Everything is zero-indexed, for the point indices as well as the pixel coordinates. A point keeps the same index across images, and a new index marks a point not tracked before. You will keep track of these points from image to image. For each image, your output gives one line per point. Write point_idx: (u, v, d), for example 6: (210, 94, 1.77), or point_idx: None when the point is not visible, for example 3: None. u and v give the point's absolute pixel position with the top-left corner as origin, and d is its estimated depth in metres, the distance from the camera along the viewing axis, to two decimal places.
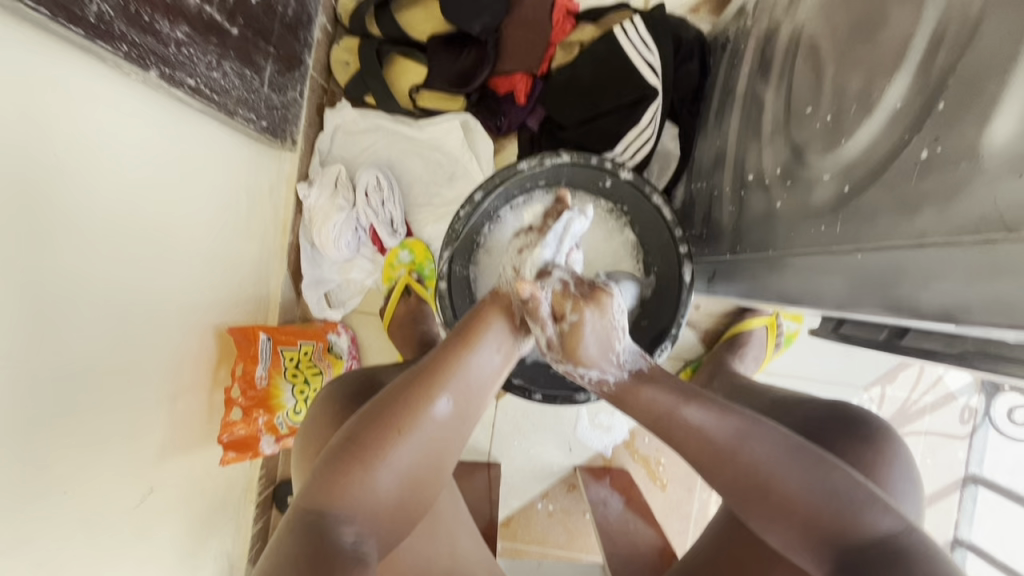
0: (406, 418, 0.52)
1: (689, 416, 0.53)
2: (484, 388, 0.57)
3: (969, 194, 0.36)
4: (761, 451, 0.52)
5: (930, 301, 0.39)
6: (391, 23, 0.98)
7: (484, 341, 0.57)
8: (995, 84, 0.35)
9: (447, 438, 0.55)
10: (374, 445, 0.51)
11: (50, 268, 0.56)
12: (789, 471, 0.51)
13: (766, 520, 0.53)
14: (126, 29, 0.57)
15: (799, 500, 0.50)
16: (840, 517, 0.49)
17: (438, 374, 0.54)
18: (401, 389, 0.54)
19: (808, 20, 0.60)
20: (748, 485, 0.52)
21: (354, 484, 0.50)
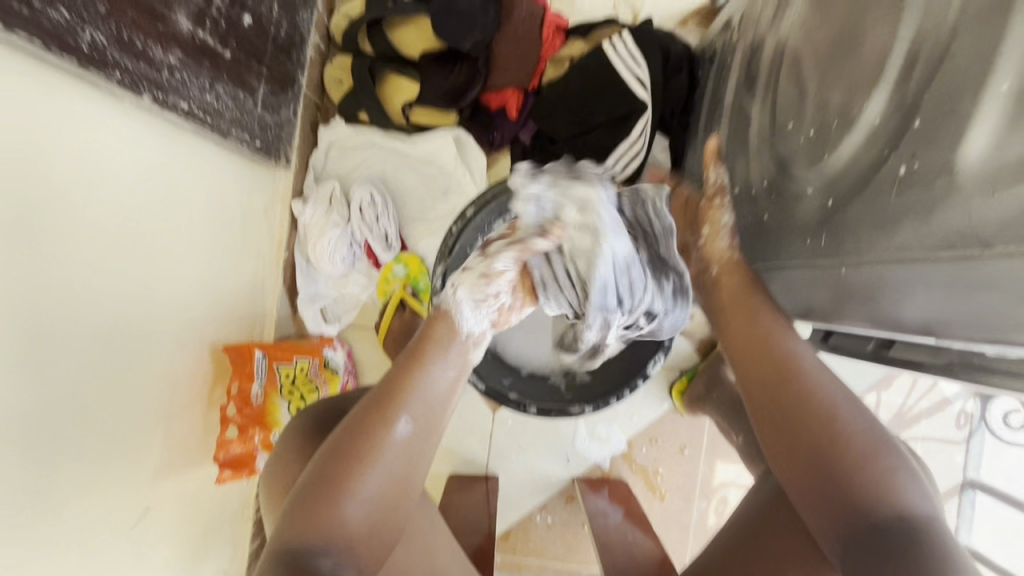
0: (367, 441, 0.55)
1: (790, 344, 0.62)
2: (440, 403, 0.61)
3: (944, 210, 0.37)
4: (837, 395, 0.57)
5: (912, 314, 0.40)
6: (383, 40, 0.99)
7: (430, 363, 0.62)
8: (968, 102, 0.36)
9: (413, 456, 0.58)
10: (340, 472, 0.53)
11: (44, 292, 0.56)
12: (850, 417, 0.55)
13: (810, 450, 0.55)
14: (119, 56, 0.58)
15: (855, 442, 0.53)
16: (883, 477, 0.51)
17: (393, 399, 0.58)
18: (358, 415, 0.57)
19: (790, 36, 0.61)
20: (797, 414, 0.57)
21: (326, 513, 0.51)
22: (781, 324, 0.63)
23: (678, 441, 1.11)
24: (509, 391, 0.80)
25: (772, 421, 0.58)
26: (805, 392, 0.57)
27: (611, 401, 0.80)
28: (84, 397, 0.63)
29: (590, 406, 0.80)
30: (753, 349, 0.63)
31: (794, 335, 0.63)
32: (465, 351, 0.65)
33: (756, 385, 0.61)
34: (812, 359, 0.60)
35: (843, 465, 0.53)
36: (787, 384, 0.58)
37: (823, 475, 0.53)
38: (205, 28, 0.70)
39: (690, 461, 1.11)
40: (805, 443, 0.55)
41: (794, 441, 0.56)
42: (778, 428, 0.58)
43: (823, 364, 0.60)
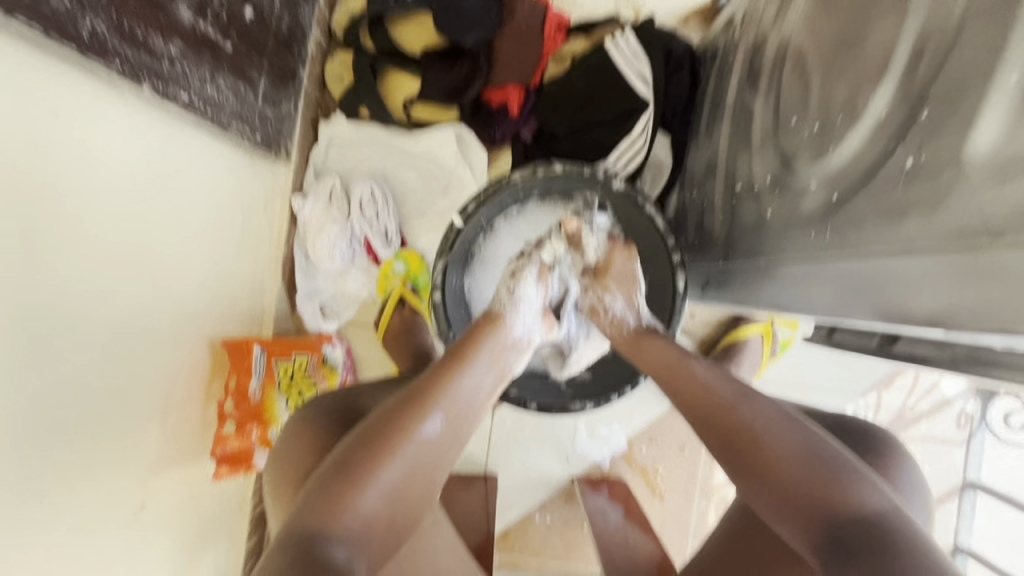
0: (399, 432, 0.54)
1: (698, 372, 0.63)
2: (475, 410, 0.60)
3: (952, 202, 0.36)
4: (757, 413, 0.58)
5: (919, 306, 0.39)
6: (385, 37, 0.99)
7: (473, 364, 0.61)
8: (976, 93, 0.35)
9: (437, 457, 0.57)
10: (365, 463, 0.52)
11: (40, 282, 0.55)
12: (777, 430, 0.56)
13: (754, 472, 0.55)
14: (119, 45, 0.58)
15: (787, 460, 0.54)
16: (828, 481, 0.51)
17: (431, 395, 0.57)
18: (396, 407, 0.56)
19: (794, 32, 0.61)
20: (732, 442, 0.57)
21: (349, 501, 0.51)
22: (681, 351, 0.65)
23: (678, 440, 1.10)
24: (510, 387, 0.79)
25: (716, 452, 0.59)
26: (731, 415, 0.58)
27: (612, 398, 0.79)
28: (81, 390, 0.62)
29: (591, 402, 0.79)
30: (682, 390, 0.63)
31: (697, 360, 0.64)
32: (506, 358, 0.63)
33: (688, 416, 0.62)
34: (724, 379, 0.62)
35: (787, 479, 0.53)
36: (714, 414, 0.59)
37: (778, 493, 0.54)
38: (207, 20, 0.70)
39: (691, 461, 1.10)
40: (749, 467, 0.56)
41: (739, 467, 0.57)
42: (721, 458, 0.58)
43: (734, 381, 0.61)
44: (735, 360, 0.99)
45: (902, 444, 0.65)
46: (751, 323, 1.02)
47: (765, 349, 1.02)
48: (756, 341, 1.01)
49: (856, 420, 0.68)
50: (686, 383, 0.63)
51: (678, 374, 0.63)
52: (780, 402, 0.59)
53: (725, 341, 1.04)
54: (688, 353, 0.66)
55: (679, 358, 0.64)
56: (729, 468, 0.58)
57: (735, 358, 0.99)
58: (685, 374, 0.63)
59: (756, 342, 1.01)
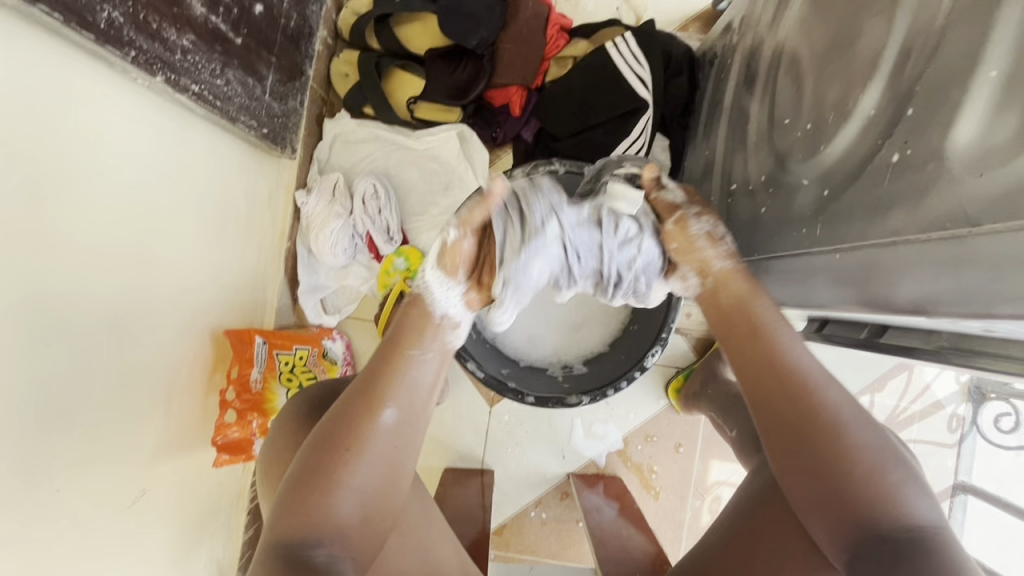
0: (354, 430, 0.54)
1: (785, 341, 0.56)
2: (426, 389, 0.60)
3: (935, 194, 0.38)
4: (836, 396, 0.52)
5: (903, 296, 0.41)
6: (390, 36, 1.02)
7: (412, 349, 0.60)
8: (958, 90, 0.37)
9: (400, 445, 0.56)
10: (326, 465, 0.52)
11: (48, 265, 0.56)
12: (854, 424, 0.50)
13: (811, 452, 0.50)
14: (134, 35, 0.59)
15: (859, 453, 0.48)
16: (889, 487, 0.47)
17: (378, 387, 0.57)
18: (343, 405, 0.56)
19: (789, 36, 0.63)
20: (802, 425, 0.51)
21: (312, 505, 0.51)
22: (776, 319, 0.59)
23: (673, 438, 1.12)
24: (507, 380, 0.80)
25: (775, 433, 0.53)
26: (802, 390, 0.52)
27: (609, 392, 0.79)
28: (85, 375, 0.63)
29: (588, 397, 0.79)
30: (748, 351, 0.56)
31: (785, 331, 0.57)
32: (443, 333, 0.62)
33: (753, 396, 0.55)
34: (808, 356, 0.55)
35: (852, 478, 0.48)
36: (789, 394, 0.53)
37: (829, 484, 0.49)
38: (218, 14, 0.72)
39: (685, 460, 1.12)
40: (804, 443, 0.51)
41: (791, 439, 0.51)
42: (778, 445, 0.52)
43: (818, 362, 0.55)
44: None
45: None
46: None
47: None
48: None
49: None
50: (757, 348, 0.56)
51: (757, 333, 0.57)
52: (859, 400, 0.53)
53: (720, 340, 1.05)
54: (779, 320, 0.59)
55: (769, 327, 0.57)
56: (775, 439, 0.53)
57: None
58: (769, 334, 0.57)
59: None
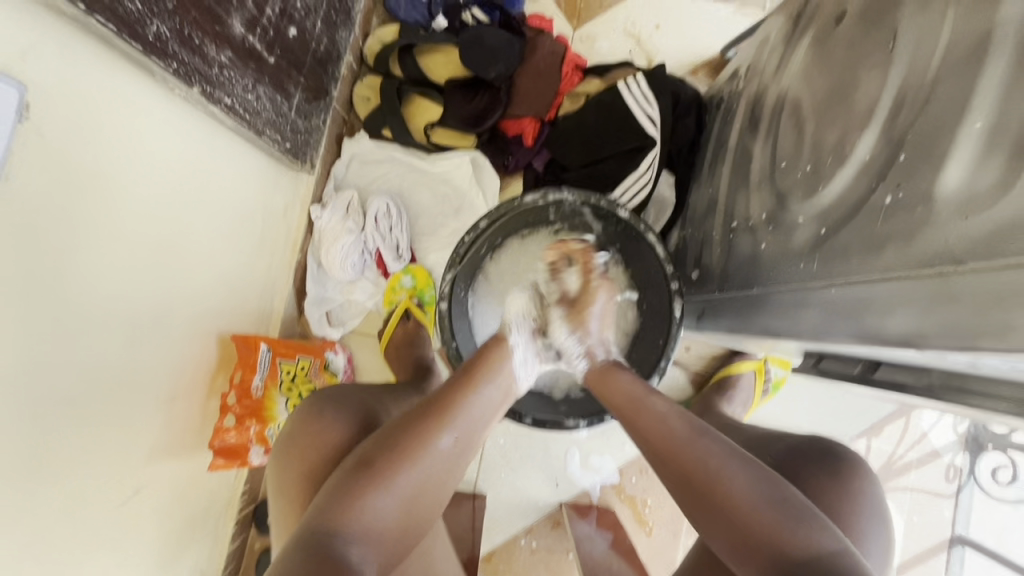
0: (421, 441, 0.57)
1: (660, 407, 0.66)
2: (482, 426, 0.64)
3: (925, 233, 0.40)
4: (713, 448, 0.60)
5: (894, 329, 0.42)
6: (413, 65, 1.07)
7: (484, 382, 0.65)
8: (947, 138, 0.40)
9: (450, 470, 0.59)
10: (387, 466, 0.55)
11: (73, 256, 0.58)
12: (734, 469, 0.58)
13: (706, 510, 0.57)
14: (178, 49, 0.63)
15: (743, 498, 0.55)
16: (777, 524, 0.53)
17: (448, 410, 0.61)
18: (414, 416, 0.59)
19: (791, 84, 0.66)
20: (694, 475, 0.59)
21: (363, 502, 0.53)
22: (649, 387, 0.70)
23: None
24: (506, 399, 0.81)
25: (686, 497, 0.59)
26: (685, 451, 0.61)
27: (606, 418, 0.80)
28: (94, 367, 0.64)
29: (585, 421, 0.80)
30: (658, 442, 0.63)
31: (659, 395, 0.68)
32: (512, 376, 0.69)
33: (646, 439, 0.65)
34: (680, 417, 0.65)
35: (756, 536, 0.53)
36: (672, 443, 0.62)
37: (732, 538, 0.55)
38: (255, 34, 0.76)
39: None
40: (702, 496, 0.58)
41: (691, 494, 0.59)
42: (698, 514, 0.58)
43: (688, 420, 0.65)
44: (728, 395, 1.01)
45: (863, 467, 0.66)
46: (744, 359, 1.05)
47: (757, 386, 1.05)
48: (749, 377, 1.04)
49: (826, 441, 0.69)
50: (649, 417, 0.66)
51: (640, 406, 0.68)
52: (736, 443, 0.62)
53: (719, 374, 1.07)
54: (652, 389, 0.70)
55: (643, 394, 0.68)
56: (679, 495, 0.60)
57: (728, 393, 1.01)
58: (648, 418, 0.66)
59: (750, 377, 1.04)
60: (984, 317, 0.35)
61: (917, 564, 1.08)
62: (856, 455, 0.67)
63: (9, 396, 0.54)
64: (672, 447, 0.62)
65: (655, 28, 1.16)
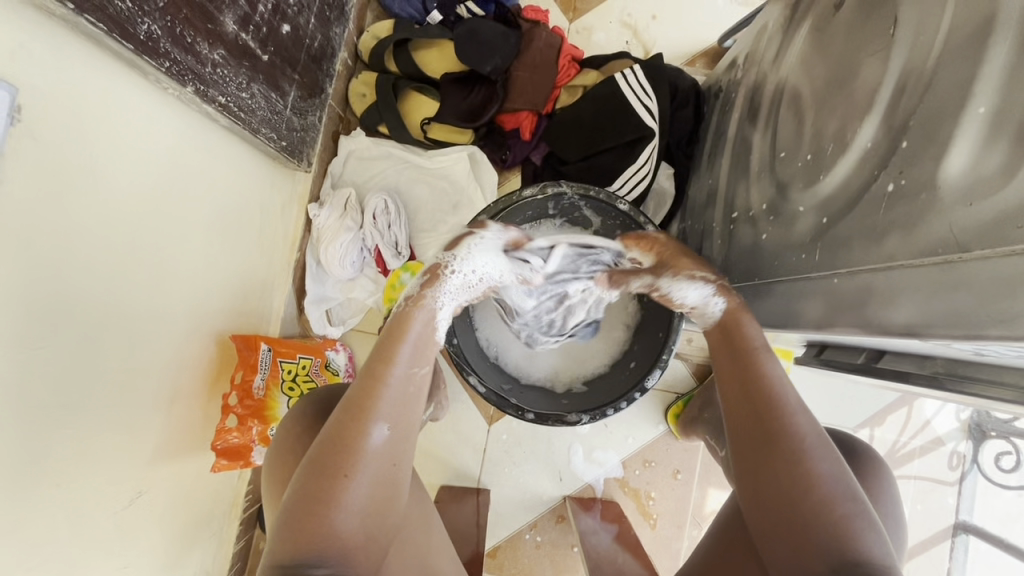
0: (348, 450, 0.55)
1: (772, 369, 0.61)
2: (410, 398, 0.60)
3: (928, 220, 0.40)
4: (807, 428, 0.57)
5: (897, 318, 0.42)
6: (409, 60, 1.07)
7: (397, 361, 0.60)
8: (950, 124, 0.39)
9: (395, 460, 0.58)
10: (323, 486, 0.53)
11: (70, 259, 0.58)
12: (823, 458, 0.55)
13: (776, 482, 0.56)
14: (170, 47, 0.62)
15: (822, 485, 0.53)
16: (844, 522, 0.51)
17: (367, 404, 0.57)
18: (336, 424, 0.56)
19: (790, 73, 0.66)
20: (787, 450, 0.56)
21: (314, 532, 0.52)
22: (764, 344, 0.63)
23: (671, 465, 1.11)
24: (508, 397, 0.80)
25: (757, 468, 0.58)
26: (783, 424, 0.57)
27: (608, 412, 0.79)
28: (94, 371, 0.64)
29: (588, 416, 0.79)
30: (754, 410, 0.60)
31: (770, 358, 0.62)
32: (431, 338, 0.64)
33: (745, 398, 0.61)
34: (787, 385, 0.60)
35: (817, 531, 0.52)
36: (771, 413, 0.58)
37: (787, 521, 0.54)
38: (248, 32, 0.75)
39: (683, 487, 1.11)
40: (778, 469, 0.56)
41: (767, 467, 0.57)
42: (760, 487, 0.57)
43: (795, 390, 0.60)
44: None
45: (870, 456, 0.66)
46: None
47: None
48: None
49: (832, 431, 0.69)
50: (755, 378, 0.61)
51: (748, 365, 0.62)
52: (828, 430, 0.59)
53: None
54: (766, 346, 0.63)
55: (761, 349, 0.63)
56: (751, 462, 0.59)
57: None
58: (755, 378, 0.61)
59: None
60: (990, 304, 0.34)
61: (921, 551, 1.08)
62: (863, 446, 0.67)
63: (2, 400, 0.53)
64: (772, 418, 0.58)
65: (652, 18, 1.14)
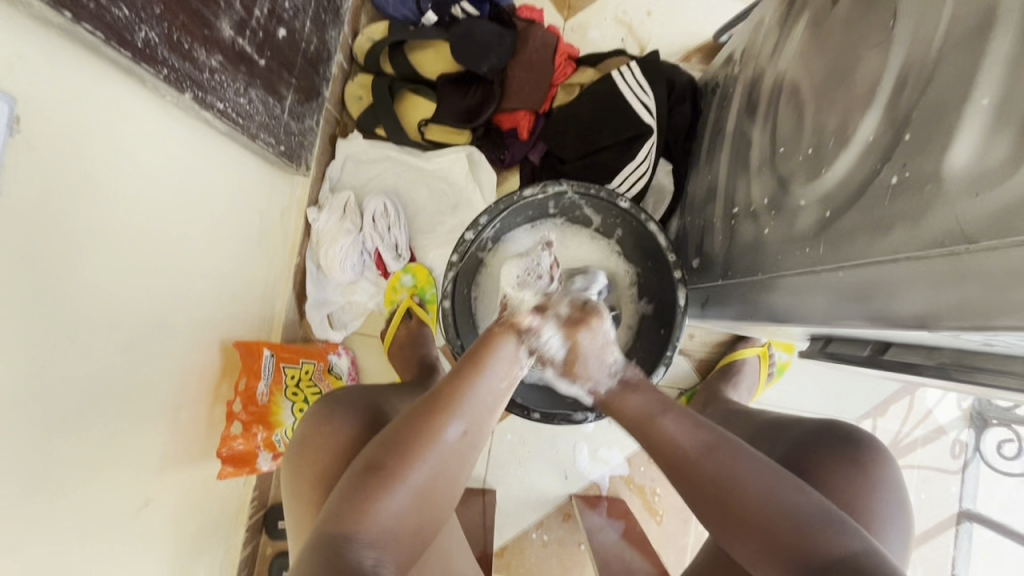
0: (427, 437, 0.56)
1: (670, 429, 0.62)
2: (488, 410, 0.62)
3: (934, 213, 0.40)
4: (731, 461, 0.58)
5: (905, 310, 0.42)
6: (404, 61, 1.06)
7: (490, 367, 0.61)
8: (953, 116, 0.40)
9: (459, 462, 0.58)
10: (397, 465, 0.54)
11: (71, 270, 0.58)
12: (753, 482, 0.56)
13: (724, 526, 0.56)
14: (168, 54, 0.62)
15: (758, 513, 0.54)
16: (798, 531, 0.52)
17: (455, 398, 0.59)
18: (419, 411, 0.58)
19: (789, 67, 0.66)
20: (716, 496, 0.57)
21: (376, 508, 0.52)
22: (662, 402, 0.65)
23: None
24: (514, 396, 0.81)
25: (706, 517, 0.58)
26: (697, 470, 0.58)
27: None
28: (97, 381, 0.63)
29: (594, 414, 0.79)
30: (673, 469, 0.60)
31: (673, 414, 0.64)
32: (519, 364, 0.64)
33: (663, 463, 0.62)
34: (692, 429, 0.62)
35: (780, 547, 0.52)
36: (682, 463, 0.60)
37: (756, 546, 0.54)
38: (245, 37, 0.75)
39: None
40: (719, 516, 0.57)
41: (712, 517, 0.57)
42: (717, 523, 0.57)
43: (704, 429, 0.61)
44: (733, 381, 1.02)
45: (880, 450, 0.66)
46: (748, 345, 1.05)
47: (762, 370, 1.05)
48: (754, 362, 1.04)
49: (837, 425, 0.69)
50: (658, 438, 0.63)
51: (649, 432, 0.64)
52: (757, 452, 0.59)
53: (723, 360, 1.07)
54: (668, 403, 0.65)
55: (655, 411, 0.65)
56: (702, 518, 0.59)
57: (733, 379, 1.02)
58: (657, 435, 0.63)
59: (754, 362, 1.04)
60: (999, 294, 0.34)
61: (925, 540, 1.09)
62: (871, 439, 0.67)
63: (7, 413, 0.52)
64: (679, 455, 0.60)
65: (646, 14, 1.14)
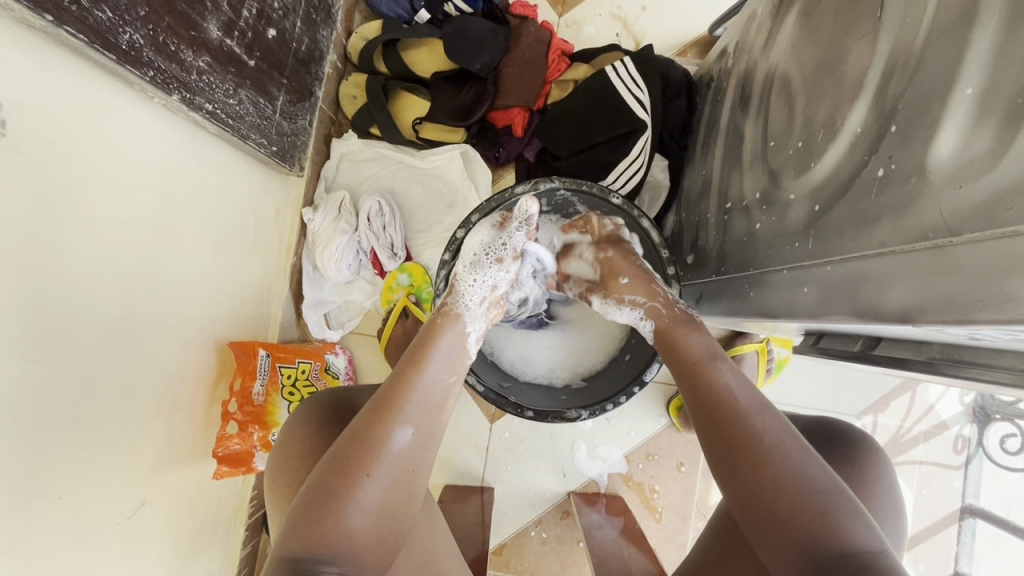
0: (369, 450, 0.55)
1: (726, 374, 0.61)
2: (432, 409, 0.61)
3: (919, 205, 0.39)
4: (771, 425, 0.55)
5: (888, 305, 0.42)
6: (398, 61, 1.06)
7: (428, 365, 0.63)
8: (937, 106, 0.39)
9: (412, 467, 0.58)
10: (342, 484, 0.53)
11: (62, 272, 0.58)
12: (797, 453, 0.53)
13: (747, 482, 0.54)
14: (153, 56, 0.62)
15: (795, 480, 0.51)
16: (826, 513, 0.49)
17: (391, 407, 0.58)
18: (361, 423, 0.57)
19: (780, 59, 0.65)
20: (752, 452, 0.54)
21: (325, 528, 0.51)
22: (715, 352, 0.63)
23: (675, 457, 1.11)
24: (507, 394, 0.80)
25: (727, 466, 0.56)
26: (743, 422, 0.56)
27: (608, 407, 0.79)
28: (90, 382, 0.64)
29: (587, 412, 0.79)
30: (711, 411, 0.59)
31: (724, 362, 0.62)
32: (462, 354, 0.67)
33: (702, 406, 0.60)
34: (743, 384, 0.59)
35: (800, 525, 0.50)
36: (731, 409, 0.57)
37: (772, 522, 0.52)
38: (233, 38, 0.75)
39: (687, 479, 1.11)
40: (745, 469, 0.54)
41: (736, 468, 0.55)
42: (734, 478, 0.56)
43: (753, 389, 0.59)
44: None
45: (873, 445, 0.66)
46: (746, 341, 1.05)
47: (760, 366, 1.05)
48: (751, 358, 1.04)
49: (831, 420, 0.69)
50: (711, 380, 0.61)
51: (703, 370, 0.62)
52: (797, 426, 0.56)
53: None
54: (719, 353, 0.63)
55: (712, 356, 0.62)
56: (723, 472, 0.57)
57: None
58: (711, 377, 0.61)
59: (752, 358, 1.04)
60: (981, 288, 0.34)
61: (928, 536, 1.08)
62: (865, 435, 0.66)
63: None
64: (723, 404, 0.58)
65: (641, 9, 1.14)
